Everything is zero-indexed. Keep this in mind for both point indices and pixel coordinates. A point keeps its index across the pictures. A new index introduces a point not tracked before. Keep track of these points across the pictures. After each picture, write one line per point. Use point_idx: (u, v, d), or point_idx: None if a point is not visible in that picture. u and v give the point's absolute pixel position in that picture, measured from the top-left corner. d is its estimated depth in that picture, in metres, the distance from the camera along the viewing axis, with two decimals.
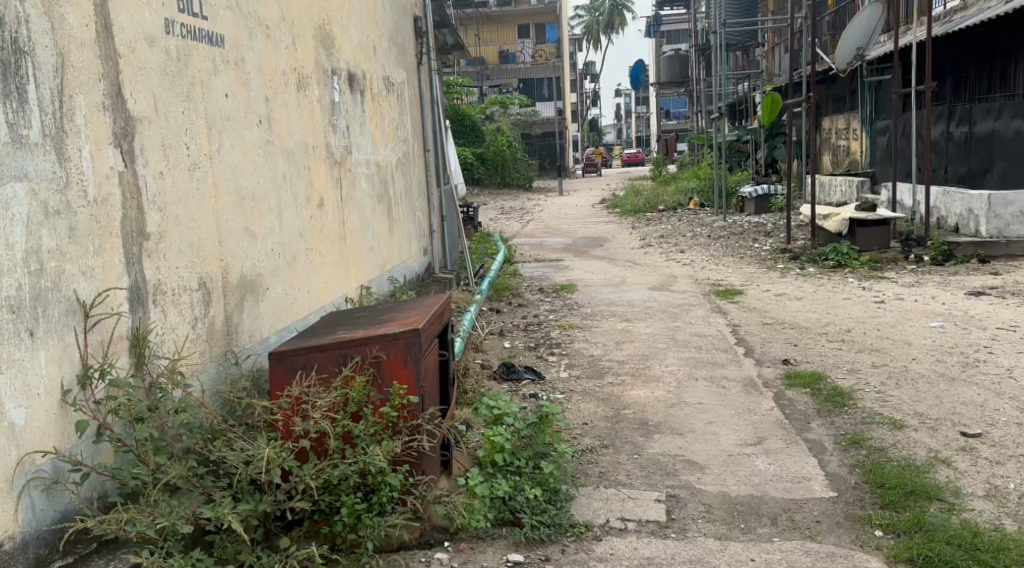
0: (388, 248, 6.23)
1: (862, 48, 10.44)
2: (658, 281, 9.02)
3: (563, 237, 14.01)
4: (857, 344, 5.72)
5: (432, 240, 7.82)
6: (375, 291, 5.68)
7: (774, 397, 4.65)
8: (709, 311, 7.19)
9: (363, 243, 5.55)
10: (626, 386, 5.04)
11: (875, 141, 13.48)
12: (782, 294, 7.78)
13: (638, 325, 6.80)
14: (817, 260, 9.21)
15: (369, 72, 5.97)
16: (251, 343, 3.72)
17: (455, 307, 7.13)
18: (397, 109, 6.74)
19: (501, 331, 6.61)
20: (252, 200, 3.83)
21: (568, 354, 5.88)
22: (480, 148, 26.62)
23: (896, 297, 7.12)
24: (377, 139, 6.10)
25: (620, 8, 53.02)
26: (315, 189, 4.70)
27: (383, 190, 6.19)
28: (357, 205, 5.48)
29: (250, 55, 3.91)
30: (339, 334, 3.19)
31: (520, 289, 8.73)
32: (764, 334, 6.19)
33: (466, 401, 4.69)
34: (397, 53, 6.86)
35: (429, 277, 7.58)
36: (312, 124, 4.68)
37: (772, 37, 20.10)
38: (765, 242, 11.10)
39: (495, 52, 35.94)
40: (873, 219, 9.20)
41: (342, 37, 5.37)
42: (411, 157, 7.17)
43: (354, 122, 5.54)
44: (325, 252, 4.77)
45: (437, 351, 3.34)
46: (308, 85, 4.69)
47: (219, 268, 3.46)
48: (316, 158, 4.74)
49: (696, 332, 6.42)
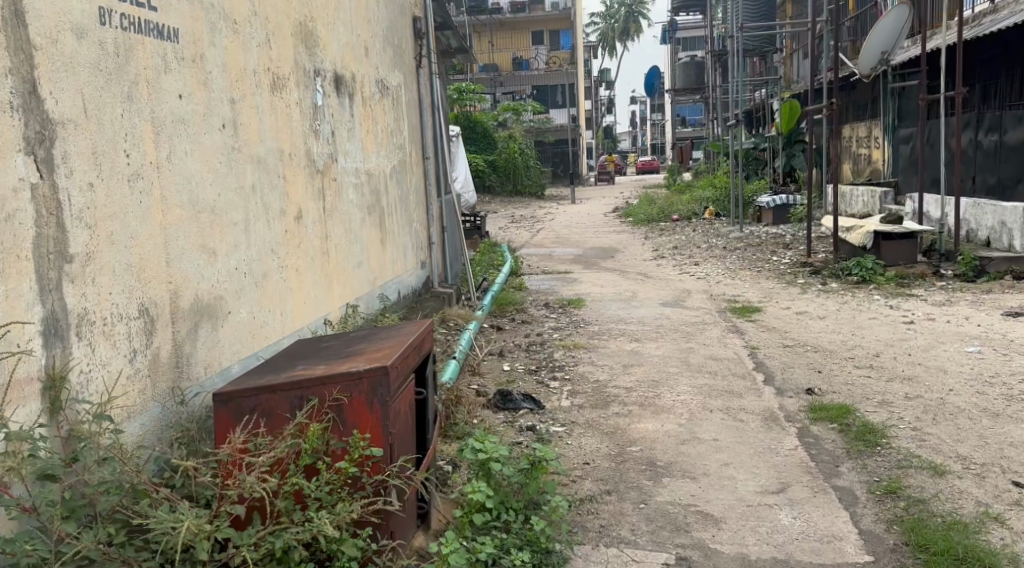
0: (380, 263, 5.80)
1: (887, 52, 9.94)
2: (671, 297, 8.56)
3: (573, 247, 13.56)
4: (887, 371, 5.25)
5: (431, 252, 7.39)
6: (363, 310, 5.27)
7: (798, 434, 4.20)
8: (725, 330, 6.72)
9: (350, 258, 5.14)
10: (633, 418, 4.59)
11: (898, 149, 12.98)
12: (803, 312, 7.29)
13: (648, 346, 6.35)
14: (840, 275, 8.73)
15: (359, 74, 5.56)
16: (206, 375, 3.31)
17: (453, 324, 6.71)
18: (392, 114, 6.32)
19: (501, 352, 6.17)
20: (212, 214, 3.42)
21: (572, 379, 5.44)
22: (492, 156, 26.24)
23: (926, 318, 6.63)
24: (369, 146, 5.68)
25: (636, 15, 52.61)
26: (292, 200, 4.28)
27: (374, 201, 5.76)
28: (343, 217, 5.06)
29: (212, 52, 3.50)
30: (297, 370, 2.77)
31: (525, 304, 8.30)
32: (785, 358, 5.73)
33: (457, 435, 4.26)
34: (393, 54, 6.45)
35: (427, 292, 7.16)
36: (288, 130, 4.26)
37: (791, 43, 19.61)
38: (784, 255, 10.62)
39: (508, 59, 35.64)
40: (900, 232, 8.71)
41: (327, 35, 4.95)
42: (408, 164, 6.75)
43: (342, 128, 5.12)
44: (303, 269, 4.36)
45: (412, 389, 2.91)
46: (285, 87, 4.28)
47: (167, 291, 3.05)
48: (294, 166, 4.33)
49: (710, 354, 5.97)
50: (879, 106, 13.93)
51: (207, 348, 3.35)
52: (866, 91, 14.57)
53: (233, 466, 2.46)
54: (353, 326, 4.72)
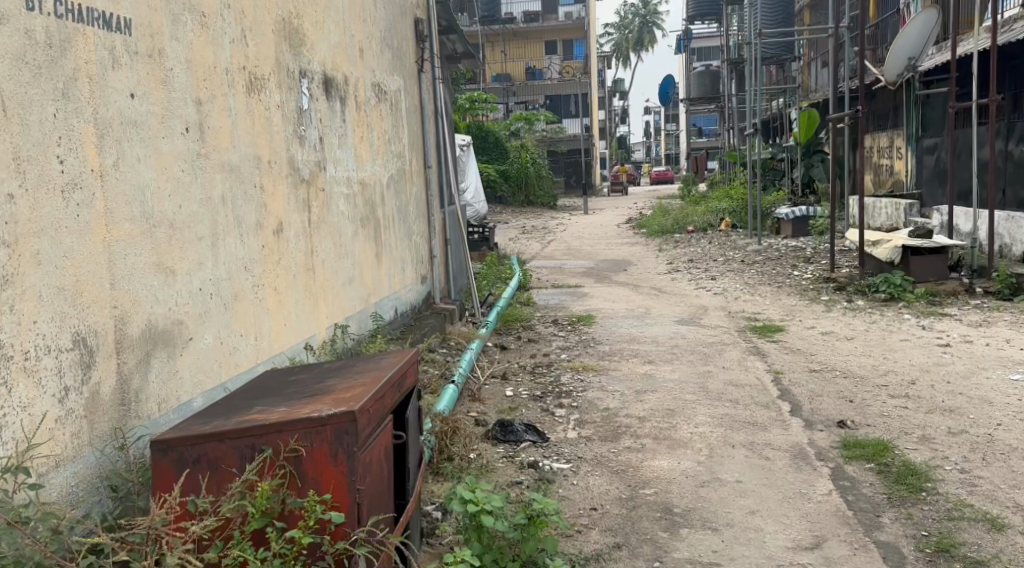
0: (374, 279, 5.39)
1: (914, 58, 9.48)
2: (687, 314, 8.15)
3: (586, 259, 13.16)
4: (926, 402, 4.83)
5: (432, 266, 6.99)
6: (353, 331, 4.86)
7: (832, 476, 3.79)
8: (745, 352, 6.31)
9: (339, 275, 4.74)
10: (647, 453, 4.18)
11: (922, 160, 12.55)
12: (829, 333, 6.85)
13: (663, 369, 5.92)
14: (866, 292, 8.32)
15: (352, 76, 5.16)
16: (161, 412, 2.91)
17: (455, 344, 6.32)
18: (390, 120, 5.92)
19: (504, 374, 5.76)
20: (171, 228, 3.03)
21: (580, 406, 5.03)
22: (503, 165, 25.85)
23: (963, 341, 6.20)
24: (363, 154, 5.27)
25: (650, 26, 52.25)
26: (272, 212, 3.88)
27: (368, 213, 5.36)
28: (331, 231, 4.65)
29: (173, 47, 3.10)
30: (251, 413, 2.36)
31: (533, 321, 7.90)
32: (813, 386, 5.30)
33: (451, 473, 3.86)
34: (393, 57, 6.06)
35: (427, 309, 6.76)
36: (266, 135, 3.86)
37: (808, 52, 19.17)
38: (805, 269, 10.19)
39: (522, 68, 35.36)
40: (929, 247, 8.28)
41: (316, 34, 4.55)
42: (407, 173, 6.34)
43: (331, 134, 4.72)
44: (285, 287, 3.97)
45: (388, 432, 2.50)
46: (264, 87, 3.88)
47: (111, 318, 2.66)
48: (274, 174, 3.92)
49: (730, 379, 5.54)
50: (901, 114, 13.47)
51: (165, 381, 2.97)
52: (887, 99, 14.10)
53: (168, 532, 2.06)
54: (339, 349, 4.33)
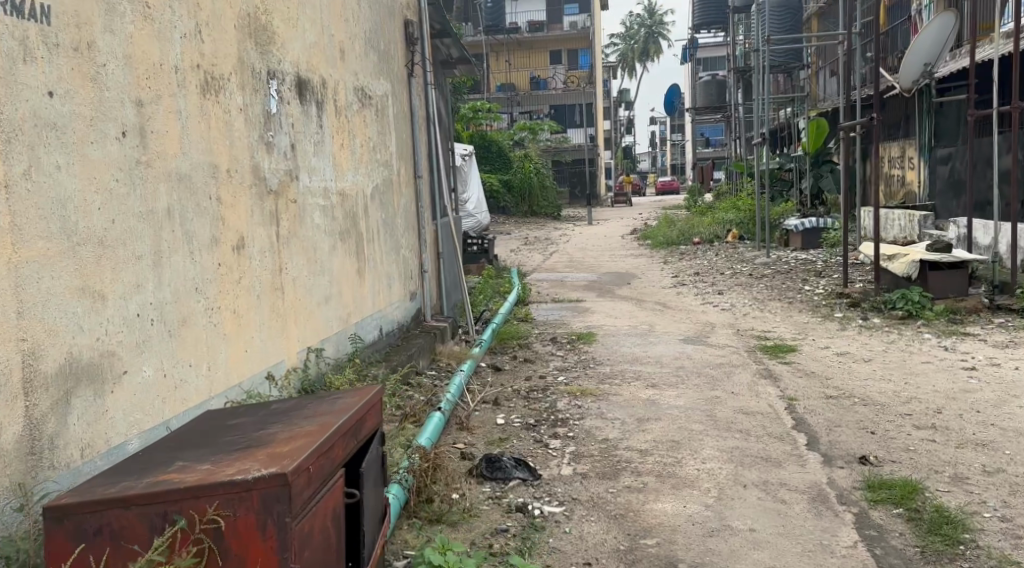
0: (355, 297, 4.99)
1: (930, 65, 9.09)
2: (693, 331, 7.76)
3: (589, 272, 12.77)
4: (955, 435, 4.47)
5: (423, 281, 6.59)
6: (329, 355, 4.46)
7: (857, 524, 3.40)
8: (756, 376, 5.93)
9: (313, 293, 4.34)
10: (649, 494, 3.77)
11: (935, 171, 12.20)
12: (845, 355, 6.48)
13: (667, 393, 5.51)
14: (882, 309, 7.96)
15: (332, 80, 4.77)
16: (85, 459, 2.53)
17: (446, 366, 5.95)
18: (375, 126, 5.52)
19: (496, 400, 5.35)
20: (100, 246, 2.64)
21: (576, 436, 4.63)
22: (506, 175, 25.45)
23: (990, 365, 5.86)
24: (343, 162, 4.88)
25: (656, 36, 51.97)
26: (231, 226, 3.48)
27: (349, 226, 4.95)
28: (305, 247, 4.25)
29: (107, 40, 2.72)
30: (169, 472, 1.96)
31: (530, 339, 7.50)
32: (831, 416, 4.92)
33: (433, 518, 3.48)
34: (379, 60, 5.67)
35: (417, 327, 6.35)
36: (224, 140, 3.46)
37: (816, 60, 18.84)
38: (817, 284, 9.80)
39: (526, 78, 35.04)
40: (948, 262, 7.91)
41: (287, 32, 4.17)
42: (395, 184, 5.94)
43: (305, 140, 4.32)
44: (247, 309, 3.57)
45: (338, 492, 2.11)
46: (223, 88, 3.48)
47: (18, 352, 2.30)
48: (234, 184, 3.53)
49: (739, 407, 5.14)
50: (913, 124, 13.13)
51: (90, 423, 2.58)
52: (899, 108, 13.72)
53: None
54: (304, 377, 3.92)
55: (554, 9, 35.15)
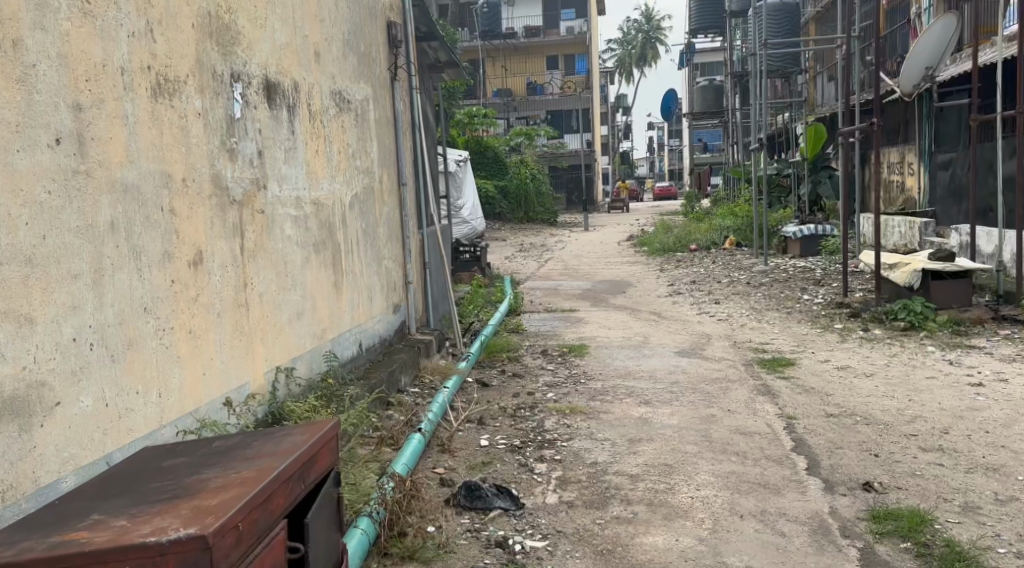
0: (331, 312, 4.72)
1: (931, 68, 8.87)
2: (688, 343, 7.52)
3: (583, 280, 12.52)
4: (964, 459, 4.24)
5: (407, 293, 6.32)
6: (301, 376, 4.20)
7: (862, 562, 3.17)
8: (754, 392, 5.69)
9: (284, 310, 4.08)
10: (639, 526, 3.52)
11: (935, 177, 12.01)
12: (845, 369, 6.25)
13: (661, 411, 5.26)
14: (884, 320, 7.73)
15: (306, 83, 4.52)
16: (7, 502, 2.31)
17: (429, 382, 5.70)
18: (356, 131, 5.27)
19: (481, 419, 5.10)
20: (27, 265, 2.42)
21: (563, 460, 4.37)
22: (503, 181, 25.20)
23: (997, 381, 5.63)
24: (319, 170, 4.62)
25: (653, 42, 51.79)
26: (188, 239, 3.23)
27: (326, 238, 4.69)
28: (274, 260, 3.99)
29: (36, 38, 2.48)
30: (80, 530, 1.72)
31: (520, 352, 7.24)
32: (833, 437, 4.67)
33: (406, 554, 3.24)
34: (359, 62, 5.42)
35: (400, 341, 6.09)
36: (180, 147, 3.21)
37: (814, 65, 18.64)
38: (815, 293, 9.56)
39: (523, 83, 34.81)
40: (952, 271, 7.69)
41: (254, 32, 3.92)
42: (376, 192, 5.68)
43: (275, 146, 4.07)
44: (207, 329, 3.33)
45: (278, 546, 1.89)
46: (178, 91, 3.24)
47: None
48: (191, 194, 3.28)
49: (736, 427, 4.89)
50: (913, 129, 12.92)
51: (14, 461, 2.35)
52: (899, 113, 13.51)
53: None
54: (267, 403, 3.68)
55: (551, 14, 34.99)
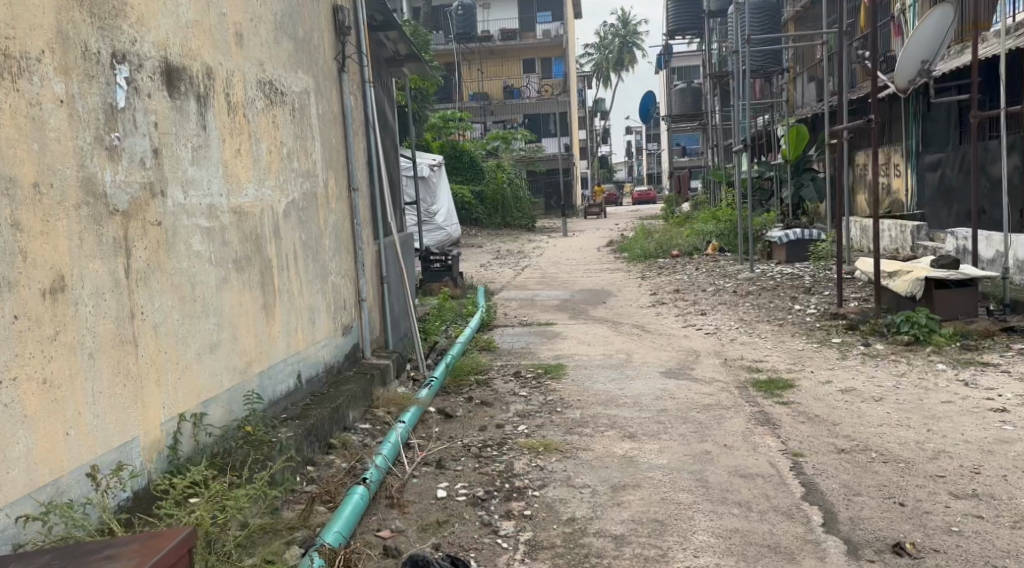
0: (259, 341, 3.98)
1: (926, 62, 8.25)
2: (675, 361, 6.83)
3: (561, 289, 11.82)
4: (1006, 508, 3.60)
5: (360, 312, 5.55)
6: (213, 423, 3.48)
7: None
8: (751, 421, 5.02)
9: (189, 343, 3.36)
10: None
11: (922, 178, 11.48)
12: (850, 391, 5.61)
13: (649, 448, 4.56)
14: (885, 333, 7.11)
15: (223, 68, 3.79)
16: None
17: (383, 416, 4.98)
18: (293, 128, 4.53)
19: (440, 461, 4.38)
20: None
21: (533, 517, 3.67)
22: (479, 186, 24.48)
23: (1022, 405, 5.00)
24: (241, 174, 3.89)
25: (631, 46, 51.31)
26: (41, 264, 2.57)
27: (253, 253, 3.96)
28: (175, 282, 3.27)
29: None
30: None
31: (489, 375, 6.51)
32: (849, 480, 4.00)
33: None
34: (297, 48, 4.67)
35: (351, 368, 5.33)
36: (26, 147, 2.54)
37: (794, 66, 18.11)
38: (807, 302, 8.94)
39: (499, 87, 34.12)
40: (957, 279, 7.07)
41: (149, 4, 3.20)
42: (321, 198, 4.92)
43: (177, 143, 3.35)
44: (73, 376, 2.68)
45: None
46: (27, 71, 2.55)
47: None
48: (46, 205, 2.61)
49: (735, 467, 4.20)
50: (898, 129, 12.38)
51: None
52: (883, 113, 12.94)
53: None
54: (151, 465, 3.02)
55: (526, 18, 34.40)
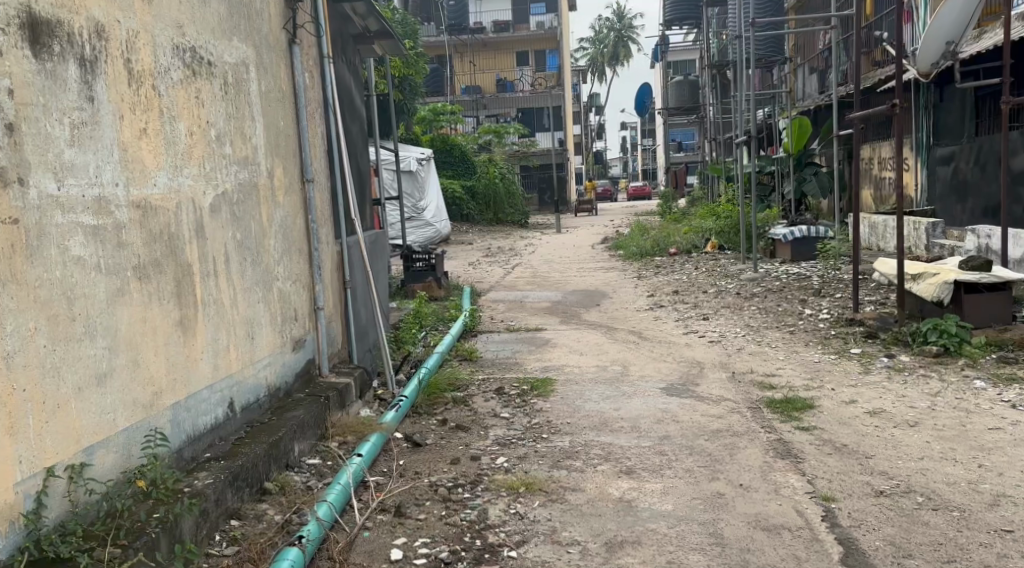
0: (173, 366, 3.21)
1: (954, 43, 7.45)
2: (678, 375, 6.08)
3: (552, 290, 11.06)
4: None
5: (317, 322, 4.79)
6: (97, 477, 2.73)
7: None
8: (768, 452, 4.28)
9: (65, 376, 2.62)
10: None
11: (936, 172, 10.78)
12: (880, 414, 4.88)
13: (650, 489, 3.83)
14: (910, 343, 6.37)
15: (120, 26, 3.03)
16: None
17: (336, 448, 4.21)
18: (224, 105, 3.77)
19: (399, 507, 3.63)
20: None
21: None
22: (470, 181, 23.64)
23: None
24: (147, 158, 3.13)
25: (626, 40, 50.46)
26: None
27: (165, 258, 3.19)
28: (35, 300, 2.53)
29: None
30: None
31: (467, 391, 5.75)
32: (894, 535, 3.27)
33: None
34: (229, 10, 3.90)
35: (304, 389, 4.56)
36: None
37: (796, 55, 17.43)
38: (818, 306, 8.20)
39: (492, 79, 33.26)
40: (991, 282, 6.35)
41: None
42: (264, 190, 4.15)
43: (46, 118, 2.62)
44: None
45: None
46: None
47: None
48: None
49: (754, 517, 3.47)
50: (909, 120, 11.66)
51: None
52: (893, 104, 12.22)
53: None
54: None
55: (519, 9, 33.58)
